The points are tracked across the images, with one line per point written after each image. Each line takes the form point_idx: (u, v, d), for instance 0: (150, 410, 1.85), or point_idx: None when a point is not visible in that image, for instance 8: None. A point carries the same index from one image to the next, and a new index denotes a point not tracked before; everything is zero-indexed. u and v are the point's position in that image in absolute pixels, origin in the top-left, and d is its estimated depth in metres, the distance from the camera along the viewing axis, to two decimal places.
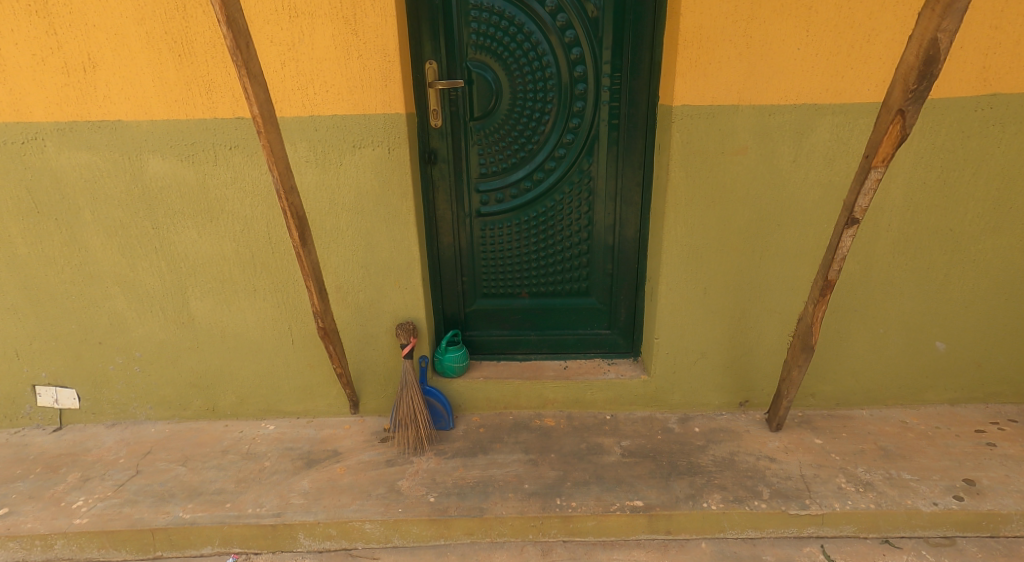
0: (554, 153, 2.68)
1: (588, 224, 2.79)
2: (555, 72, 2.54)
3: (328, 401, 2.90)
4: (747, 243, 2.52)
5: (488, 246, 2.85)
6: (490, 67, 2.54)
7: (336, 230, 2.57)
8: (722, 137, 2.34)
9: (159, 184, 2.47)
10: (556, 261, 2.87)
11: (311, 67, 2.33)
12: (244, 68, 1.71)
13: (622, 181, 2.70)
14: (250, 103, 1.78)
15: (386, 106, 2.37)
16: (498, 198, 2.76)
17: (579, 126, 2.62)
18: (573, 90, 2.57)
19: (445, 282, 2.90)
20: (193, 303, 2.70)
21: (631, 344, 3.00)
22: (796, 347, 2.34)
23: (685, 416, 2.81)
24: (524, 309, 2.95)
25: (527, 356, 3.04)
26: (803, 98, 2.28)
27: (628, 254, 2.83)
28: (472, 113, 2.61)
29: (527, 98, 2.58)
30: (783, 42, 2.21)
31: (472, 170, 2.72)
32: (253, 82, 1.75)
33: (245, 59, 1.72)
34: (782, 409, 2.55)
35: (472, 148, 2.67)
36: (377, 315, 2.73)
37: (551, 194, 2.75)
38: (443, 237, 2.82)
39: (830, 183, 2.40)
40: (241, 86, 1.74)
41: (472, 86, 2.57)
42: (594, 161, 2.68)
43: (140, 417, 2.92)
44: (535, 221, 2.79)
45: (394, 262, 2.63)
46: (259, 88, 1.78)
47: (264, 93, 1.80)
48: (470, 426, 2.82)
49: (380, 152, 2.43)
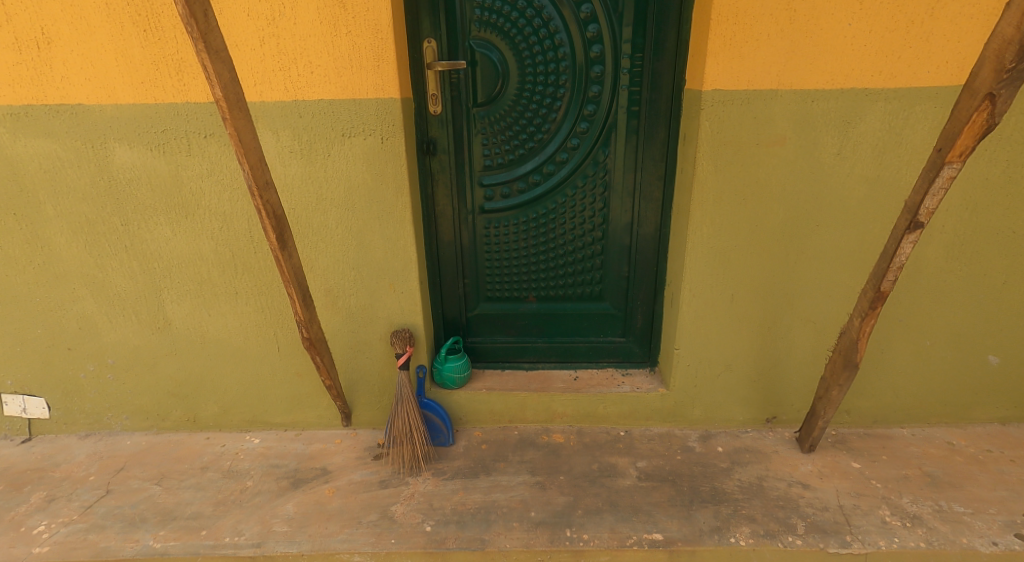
0: (566, 144, 2.41)
1: (603, 224, 2.54)
2: (568, 52, 2.27)
3: (318, 413, 2.71)
4: (781, 245, 2.26)
5: (493, 246, 2.62)
6: (496, 46, 2.27)
7: (324, 228, 2.33)
8: (757, 127, 2.07)
9: (126, 175, 2.23)
10: (566, 262, 2.63)
11: (295, 45, 2.05)
12: (203, 43, 1.37)
13: (642, 174, 2.42)
14: (211, 85, 1.43)
15: (378, 90, 2.10)
16: (503, 193, 2.51)
17: (594, 113, 2.35)
18: (589, 72, 2.29)
19: (446, 284, 2.67)
20: (170, 307, 2.48)
21: (647, 353, 2.76)
22: (837, 364, 2.08)
23: (706, 434, 2.58)
24: (531, 314, 2.74)
25: (534, 365, 2.83)
26: (852, 81, 1.99)
27: (646, 254, 2.57)
28: (476, 97, 2.35)
29: (537, 82, 2.32)
30: (833, 16, 1.92)
31: (476, 162, 2.46)
32: (214, 59, 1.41)
33: (204, 31, 1.37)
34: (816, 429, 2.30)
35: (475, 138, 2.42)
36: (370, 321, 2.51)
37: (561, 189, 2.49)
38: (443, 235, 2.58)
39: (879, 179, 2.12)
40: (201, 65, 1.40)
41: (476, 68, 2.30)
42: (611, 152, 2.41)
43: (116, 427, 2.71)
44: (543, 219, 2.55)
45: (389, 264, 2.40)
46: (223, 66, 1.44)
47: (228, 72, 1.47)
48: (471, 442, 2.61)
49: (372, 142, 2.18)
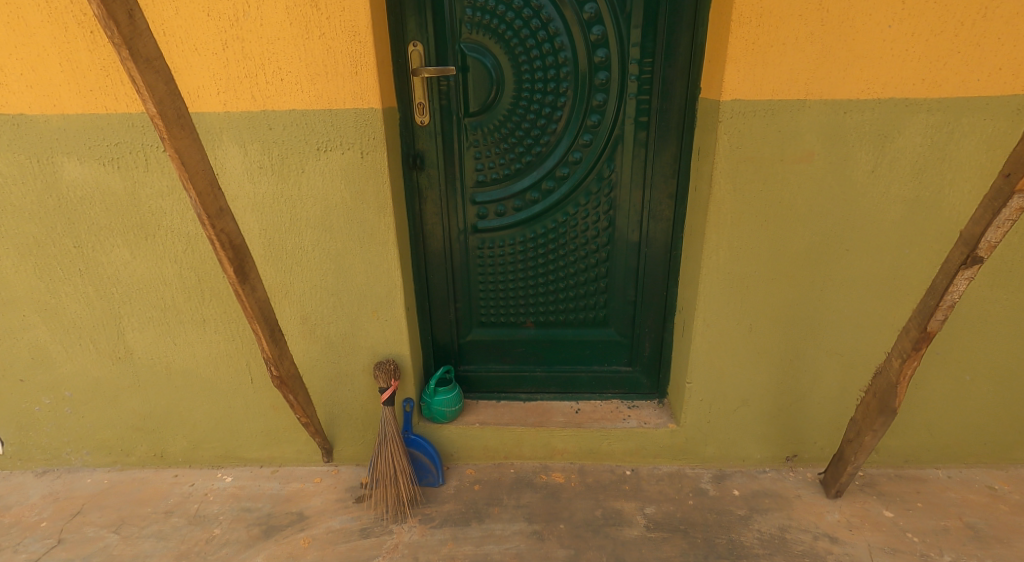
0: (567, 157, 2.19)
1: (607, 245, 2.32)
2: (569, 56, 2.04)
3: (297, 448, 2.48)
4: (806, 272, 2.03)
5: (487, 267, 2.41)
6: (490, 50, 2.05)
7: (300, 250, 2.11)
8: (781, 142, 1.85)
9: (78, 193, 2.00)
10: (567, 286, 2.41)
11: (261, 49, 1.82)
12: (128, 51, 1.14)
13: (651, 191, 2.20)
14: (142, 98, 1.20)
15: (356, 99, 1.88)
16: (498, 210, 2.29)
17: (598, 124, 2.13)
18: (592, 78, 2.07)
19: (436, 308, 2.47)
20: (131, 335, 2.25)
21: (655, 384, 2.54)
22: (871, 407, 1.85)
23: (720, 473, 2.36)
24: (529, 341, 2.53)
25: (532, 395, 2.61)
26: (890, 90, 1.77)
27: (654, 278, 2.34)
28: (468, 107, 2.12)
29: (535, 89, 2.09)
30: (870, 17, 1.70)
31: (468, 177, 2.24)
32: (144, 70, 1.18)
33: (130, 37, 1.14)
34: (845, 476, 2.07)
35: (467, 151, 2.20)
36: (352, 350, 2.29)
37: (562, 207, 2.27)
38: (433, 256, 2.37)
39: (917, 200, 1.89)
40: (129, 78, 1.17)
41: (467, 74, 2.08)
42: (616, 167, 2.19)
43: (75, 463, 2.49)
44: (542, 239, 2.33)
45: (372, 289, 2.18)
46: (157, 78, 1.21)
47: (163, 83, 1.24)
48: (463, 482, 2.38)
49: (350, 156, 1.95)
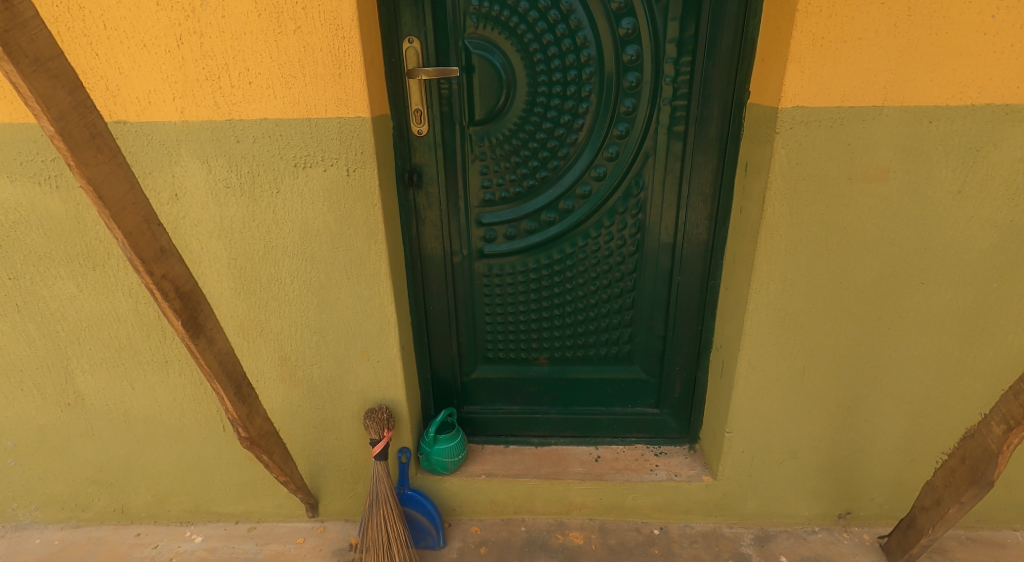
0: (589, 172, 1.88)
1: (634, 272, 2.01)
2: (593, 54, 1.73)
3: (277, 502, 2.17)
4: (872, 308, 1.72)
5: (495, 296, 2.10)
6: (499, 47, 1.74)
7: (276, 282, 1.80)
8: (850, 156, 1.54)
9: (11, 217, 1.69)
10: (586, 318, 2.11)
11: (225, 46, 1.51)
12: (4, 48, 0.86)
13: (685, 211, 1.89)
14: (34, 113, 0.91)
15: (339, 106, 1.57)
16: (508, 233, 1.99)
17: (625, 134, 1.82)
18: (620, 80, 1.75)
19: (436, 342, 2.17)
20: (82, 378, 1.94)
21: (685, 428, 2.23)
22: (958, 476, 1.54)
23: (762, 533, 2.05)
24: (541, 378, 2.23)
25: (544, 439, 2.31)
26: (986, 96, 1.46)
27: (688, 309, 2.03)
28: (474, 113, 1.81)
29: (552, 93, 1.78)
30: (967, 6, 1.39)
31: (473, 195, 1.94)
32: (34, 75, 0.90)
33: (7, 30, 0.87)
34: (916, 547, 1.76)
35: (473, 165, 1.89)
36: (339, 395, 1.98)
37: (582, 229, 1.96)
38: (432, 283, 2.07)
39: (1011, 226, 1.58)
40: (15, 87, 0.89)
41: (473, 75, 1.77)
42: (646, 184, 1.88)
43: (24, 520, 2.18)
44: (559, 265, 2.02)
45: (361, 326, 1.88)
46: (55, 85, 0.93)
47: (67, 93, 0.96)
48: (467, 543, 2.08)
49: (334, 174, 1.65)
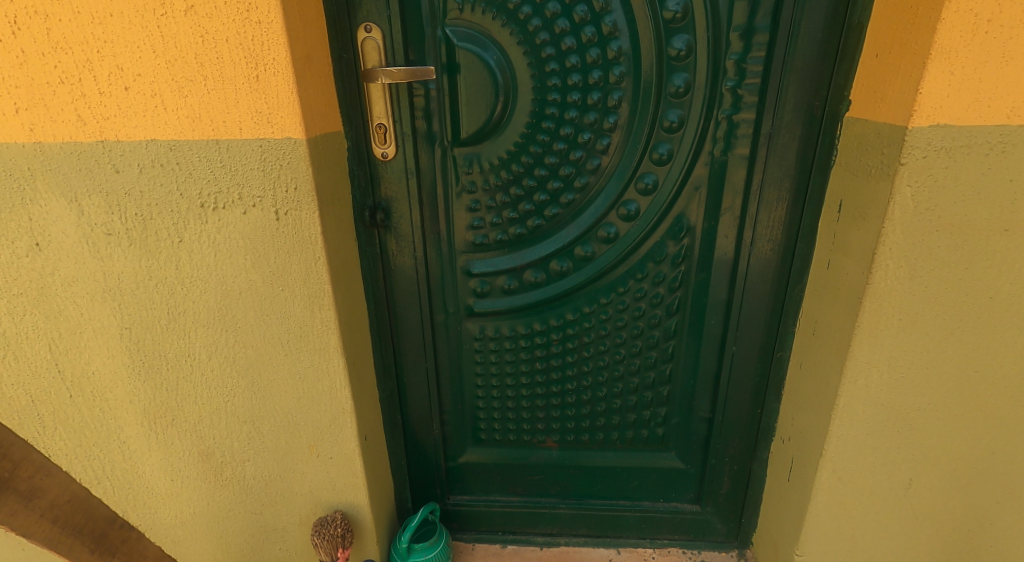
0: (615, 210, 1.39)
1: (672, 338, 1.52)
2: (624, 48, 1.24)
3: None
4: (1017, 407, 1.22)
5: (489, 365, 1.62)
6: (494, 37, 1.25)
7: (187, 358, 1.32)
8: (1007, 199, 1.05)
9: None
10: (608, 393, 1.62)
11: (84, 34, 1.03)
12: None
13: (747, 262, 1.39)
14: None
15: (257, 122, 1.08)
16: (505, 286, 1.50)
17: (667, 158, 1.32)
18: (661, 84, 1.26)
19: (414, 419, 1.68)
20: None
21: (733, 530, 1.73)
22: None
23: None
24: (548, 465, 1.74)
25: (552, 538, 1.82)
26: None
27: (743, 387, 1.54)
28: (459, 129, 1.33)
29: (567, 102, 1.29)
30: None
31: (458, 236, 1.45)
32: None
33: None
34: None
35: (459, 198, 1.41)
36: (282, 497, 1.50)
37: (604, 282, 1.47)
38: (406, 347, 1.58)
39: None
40: None
41: (457, 78, 1.28)
42: (693, 225, 1.38)
43: None
44: (572, 328, 1.53)
45: (307, 414, 1.40)
46: None
47: None
48: None
49: (259, 217, 1.16)
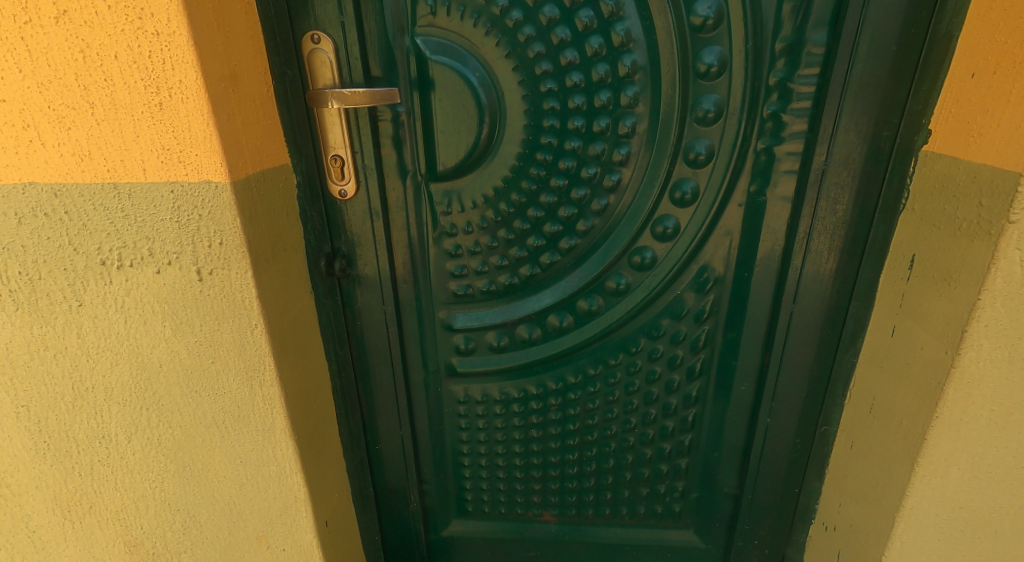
0: (627, 257, 1.14)
1: (692, 405, 1.27)
2: (639, 63, 0.99)
3: None
4: None
5: (475, 432, 1.37)
6: (477, 48, 1.00)
7: (103, 440, 1.08)
8: None
9: None
10: (615, 464, 1.37)
11: None
12: None
13: (787, 321, 1.13)
14: None
15: (163, 162, 0.85)
16: (493, 344, 1.25)
17: (691, 196, 1.07)
18: (685, 107, 1.01)
19: (388, 491, 1.44)
20: None
21: None
22: None
23: None
24: (545, 542, 1.49)
25: None
26: None
27: (778, 464, 1.28)
28: (435, 161, 1.08)
29: (568, 129, 1.04)
30: None
31: (437, 285, 1.20)
32: None
33: None
34: None
35: (437, 242, 1.16)
36: None
37: (612, 340, 1.22)
38: (376, 411, 1.34)
39: None
40: None
41: (432, 98, 1.03)
42: (722, 276, 1.13)
43: None
44: (573, 391, 1.29)
45: (253, 502, 1.15)
46: None
47: None
48: None
49: (177, 277, 0.92)
